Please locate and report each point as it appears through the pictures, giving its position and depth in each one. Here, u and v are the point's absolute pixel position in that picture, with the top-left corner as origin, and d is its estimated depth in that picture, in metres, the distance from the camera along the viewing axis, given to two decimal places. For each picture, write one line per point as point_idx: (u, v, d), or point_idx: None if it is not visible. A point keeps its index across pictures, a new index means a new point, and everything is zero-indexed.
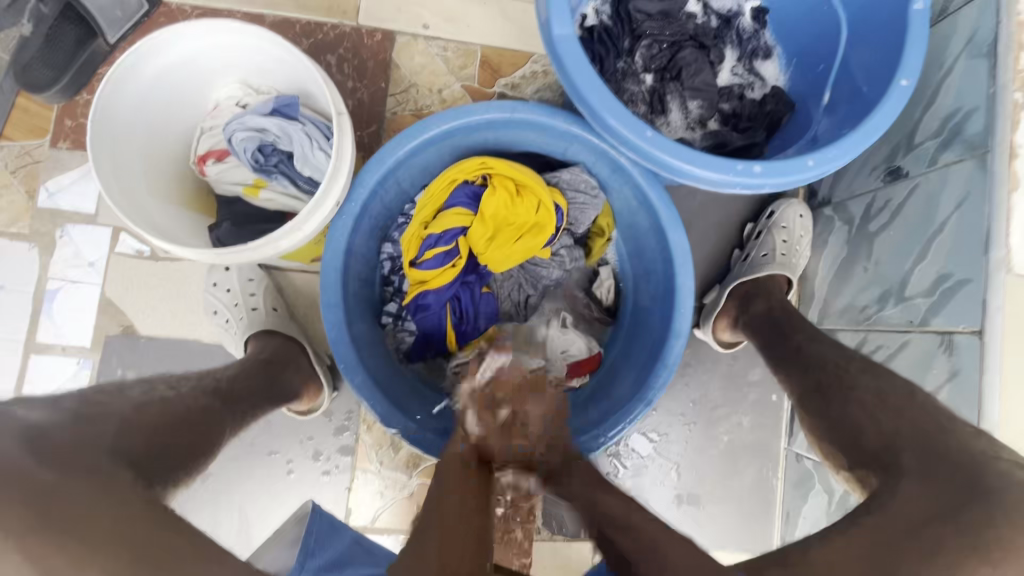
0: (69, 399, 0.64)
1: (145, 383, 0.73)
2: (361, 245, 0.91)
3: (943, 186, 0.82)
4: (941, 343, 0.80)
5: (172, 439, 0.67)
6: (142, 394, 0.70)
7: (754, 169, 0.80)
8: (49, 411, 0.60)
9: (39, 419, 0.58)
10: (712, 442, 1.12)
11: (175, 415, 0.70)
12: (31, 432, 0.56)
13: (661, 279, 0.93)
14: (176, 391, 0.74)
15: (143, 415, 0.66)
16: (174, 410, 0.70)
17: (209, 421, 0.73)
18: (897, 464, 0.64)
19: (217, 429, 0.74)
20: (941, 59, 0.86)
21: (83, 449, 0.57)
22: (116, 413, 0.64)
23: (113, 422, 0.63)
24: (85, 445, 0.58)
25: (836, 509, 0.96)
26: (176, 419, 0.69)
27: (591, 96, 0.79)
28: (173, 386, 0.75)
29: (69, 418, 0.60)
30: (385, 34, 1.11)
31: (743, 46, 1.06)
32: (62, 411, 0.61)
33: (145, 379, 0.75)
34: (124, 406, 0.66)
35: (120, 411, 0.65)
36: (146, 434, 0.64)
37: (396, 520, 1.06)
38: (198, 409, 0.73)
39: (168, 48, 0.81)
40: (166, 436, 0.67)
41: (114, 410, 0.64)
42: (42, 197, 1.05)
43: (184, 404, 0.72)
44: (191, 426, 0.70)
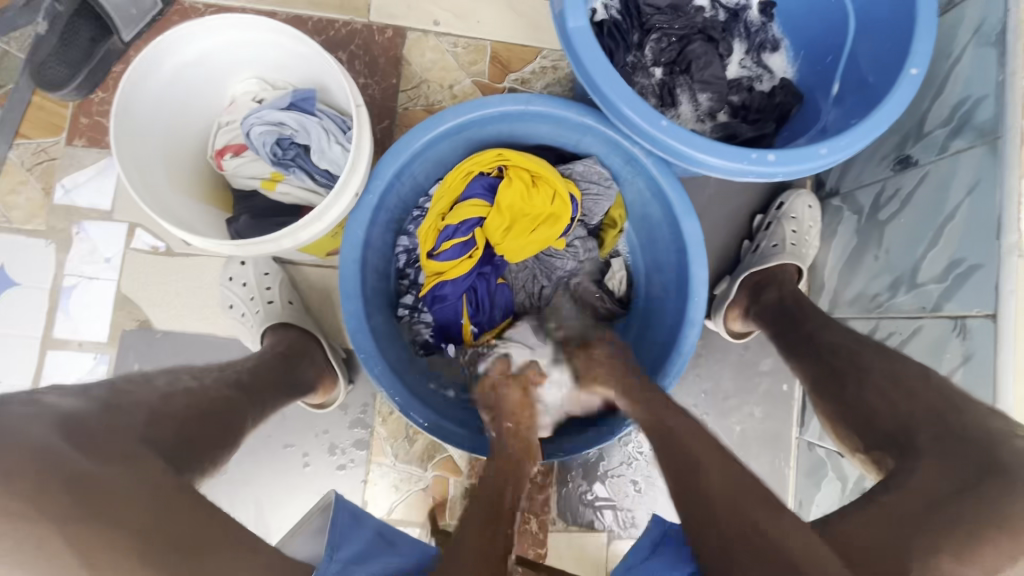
0: (100, 388, 0.65)
1: (170, 372, 0.75)
2: (377, 237, 0.92)
3: (953, 173, 0.83)
4: (954, 328, 0.81)
5: (198, 428, 0.68)
6: (167, 384, 0.71)
7: (768, 158, 0.81)
8: (81, 399, 0.61)
9: (73, 407, 0.59)
10: (724, 432, 1.13)
11: (199, 404, 0.71)
12: (65, 419, 0.57)
13: (674, 269, 0.94)
14: (200, 381, 0.76)
15: (172, 404, 0.67)
16: (201, 399, 0.72)
17: (232, 410, 0.75)
18: (912, 444, 0.65)
19: (240, 418, 0.75)
20: (949, 49, 0.87)
21: (115, 437, 0.58)
22: (144, 402, 0.65)
23: (140, 412, 0.63)
24: (119, 433, 0.59)
25: (850, 495, 0.97)
26: (202, 408, 0.71)
27: (605, 87, 0.80)
28: (196, 377, 0.76)
29: (100, 406, 0.61)
30: (396, 31, 1.12)
31: (751, 39, 1.07)
32: (93, 400, 0.62)
33: (169, 369, 0.76)
34: (152, 396, 0.67)
35: (147, 400, 0.66)
36: (173, 424, 0.66)
37: (411, 512, 1.06)
38: (221, 398, 0.75)
39: (187, 44, 0.82)
40: (192, 425, 0.68)
41: (142, 398, 0.66)
42: (58, 194, 1.06)
43: (208, 395, 0.74)
44: (216, 415, 0.72)
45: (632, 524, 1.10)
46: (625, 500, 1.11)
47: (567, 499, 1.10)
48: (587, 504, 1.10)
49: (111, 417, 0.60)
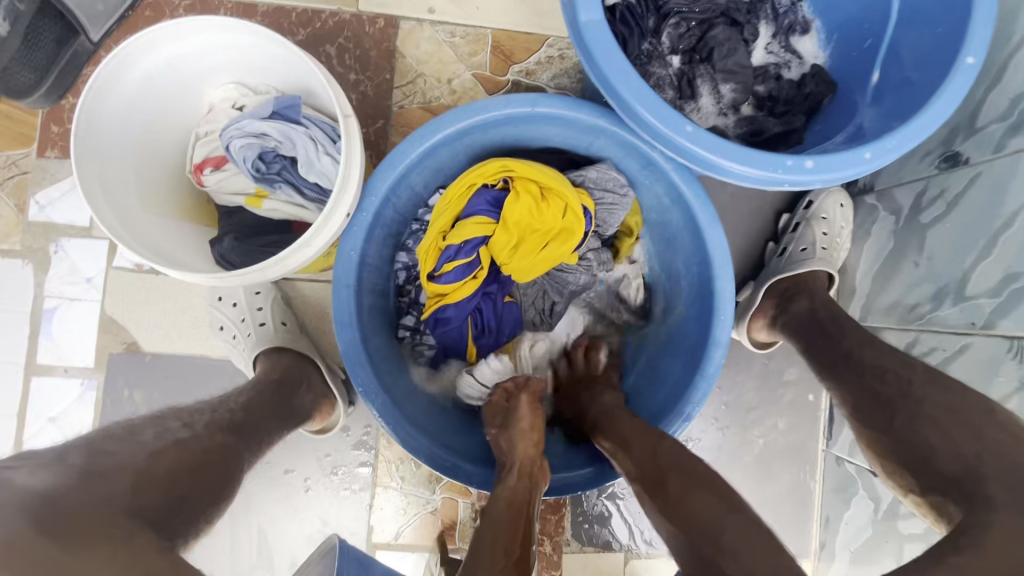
0: (76, 452, 0.56)
1: (155, 422, 0.66)
2: (374, 254, 0.85)
3: (1012, 175, 0.75)
4: (1009, 348, 0.74)
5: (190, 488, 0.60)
6: (154, 437, 0.62)
7: (806, 164, 0.72)
8: (55, 472, 0.52)
9: (45, 483, 0.51)
10: (747, 446, 1.07)
11: (190, 460, 0.62)
12: (37, 501, 0.48)
13: (696, 284, 0.86)
14: (190, 429, 0.67)
15: (160, 465, 0.59)
16: (194, 453, 0.63)
17: (228, 459, 0.67)
18: (982, 491, 0.57)
19: (235, 468, 0.67)
20: (1009, 33, 0.78)
21: (99, 513, 0.50)
22: (129, 466, 0.56)
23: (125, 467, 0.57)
24: (103, 506, 0.51)
25: (884, 519, 0.91)
26: (193, 465, 0.62)
27: (621, 86, 0.72)
28: (187, 424, 0.67)
29: (76, 476, 0.53)
30: (388, 20, 1.03)
31: (779, 21, 0.98)
32: (73, 460, 0.55)
33: (154, 415, 0.68)
34: (138, 456, 0.58)
35: (132, 462, 0.57)
36: (164, 485, 0.58)
37: (419, 536, 1.02)
38: (216, 448, 0.66)
39: (151, 50, 0.73)
40: (184, 485, 0.59)
41: (128, 461, 0.57)
42: (33, 210, 0.99)
43: (201, 446, 0.65)
44: (212, 467, 0.64)
45: (649, 542, 1.06)
46: (641, 518, 1.06)
47: (582, 519, 1.05)
48: (602, 524, 1.05)
49: (93, 489, 0.52)
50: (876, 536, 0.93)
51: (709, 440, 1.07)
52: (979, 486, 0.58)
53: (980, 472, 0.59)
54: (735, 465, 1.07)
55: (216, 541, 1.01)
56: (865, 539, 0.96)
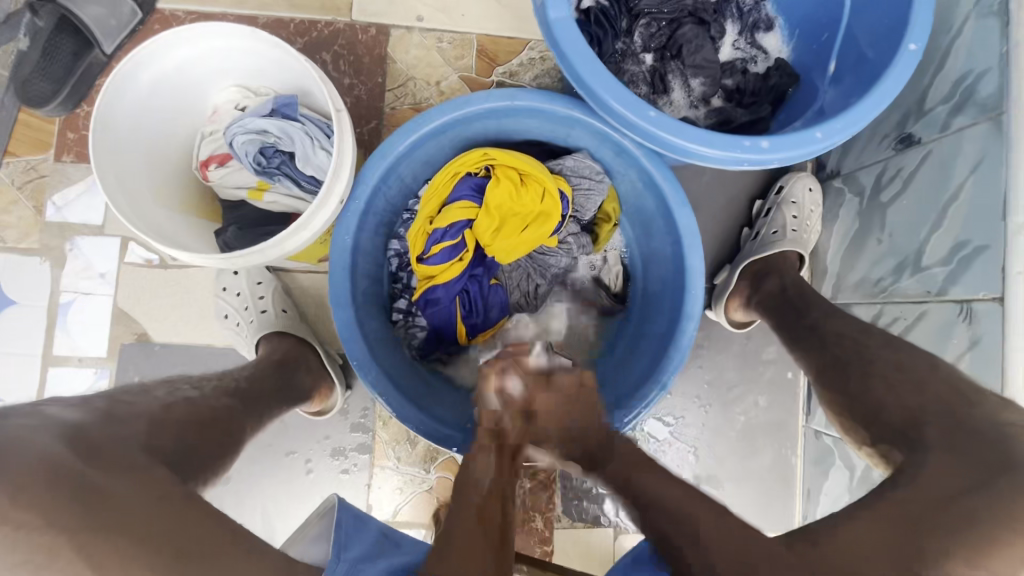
0: (98, 399, 0.63)
1: (168, 384, 0.73)
2: (367, 242, 0.91)
3: (956, 151, 0.80)
4: (960, 312, 0.79)
5: (198, 438, 0.66)
6: (167, 394, 0.70)
7: (762, 145, 0.78)
8: (82, 410, 0.59)
9: (75, 417, 0.57)
10: (729, 422, 1.11)
11: (199, 414, 0.69)
12: (70, 429, 0.55)
13: (670, 262, 0.92)
14: (198, 391, 0.74)
15: (172, 413, 0.66)
16: (202, 410, 0.70)
17: (232, 418, 0.73)
18: (921, 439, 0.63)
19: (238, 427, 0.73)
20: (950, 22, 0.84)
21: (120, 442, 0.57)
22: (145, 412, 0.63)
23: (143, 420, 0.62)
24: (124, 439, 0.58)
25: (858, 484, 0.96)
26: (202, 417, 0.69)
27: (590, 77, 0.78)
28: (195, 386, 0.75)
29: (100, 415, 0.59)
30: (379, 29, 1.10)
31: (744, 19, 1.04)
32: (89, 414, 0.60)
33: (168, 380, 0.75)
34: (153, 405, 0.66)
35: (149, 411, 0.64)
36: (177, 428, 0.65)
37: (416, 513, 1.06)
38: (222, 407, 0.73)
39: (161, 56, 0.80)
40: (194, 434, 0.66)
41: (144, 408, 0.64)
42: (50, 211, 1.05)
43: (209, 404, 0.72)
44: (217, 423, 0.70)
45: None
46: None
47: (572, 495, 1.09)
48: (590, 500, 1.09)
49: (114, 427, 0.59)
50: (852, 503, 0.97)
51: (693, 418, 1.12)
52: (920, 431, 0.64)
53: (922, 420, 0.64)
54: (718, 441, 1.11)
55: None
56: (842, 506, 1.00)
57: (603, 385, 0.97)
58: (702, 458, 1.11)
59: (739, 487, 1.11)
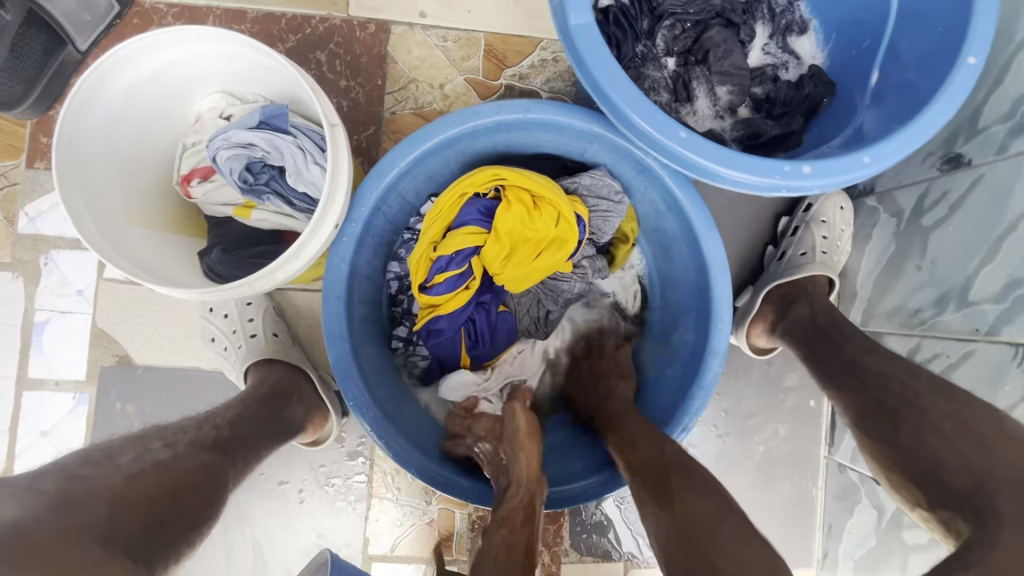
0: (48, 479, 0.54)
1: (136, 445, 0.64)
2: (365, 265, 0.83)
3: (1015, 177, 0.73)
4: (1015, 355, 0.72)
5: (170, 509, 0.58)
6: (133, 460, 0.60)
7: (804, 170, 0.70)
8: (24, 500, 0.50)
9: (16, 514, 0.49)
10: (748, 453, 1.05)
11: (173, 480, 0.61)
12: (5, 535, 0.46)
13: (694, 291, 0.85)
14: (172, 449, 0.65)
15: (138, 481, 0.58)
16: (174, 475, 0.61)
17: (210, 479, 0.65)
18: (993, 508, 0.56)
19: (217, 487, 0.65)
20: (1012, 31, 0.76)
21: (69, 541, 0.48)
22: (104, 489, 0.55)
23: (102, 501, 0.54)
24: (72, 536, 0.49)
25: (888, 528, 0.90)
26: (174, 484, 0.60)
27: (614, 92, 0.70)
28: (168, 444, 0.65)
29: (49, 505, 0.51)
30: (379, 25, 1.01)
31: (776, 21, 0.96)
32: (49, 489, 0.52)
33: (136, 437, 0.66)
34: (115, 479, 0.57)
35: (109, 485, 0.56)
36: (142, 510, 0.56)
37: (415, 547, 1.01)
38: (198, 468, 0.64)
39: (134, 63, 0.72)
40: (164, 506, 0.58)
41: (105, 484, 0.55)
42: (22, 222, 0.98)
43: (184, 466, 0.63)
44: (192, 489, 0.62)
45: (649, 551, 1.04)
46: (641, 527, 1.04)
47: (580, 528, 1.03)
48: (599, 533, 1.04)
49: (66, 518, 0.50)
50: (880, 547, 0.92)
51: (709, 448, 1.06)
52: (990, 501, 0.57)
53: (990, 487, 0.57)
54: (736, 471, 1.05)
55: (210, 555, 0.99)
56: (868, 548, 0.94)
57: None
58: None
59: (757, 520, 1.05)
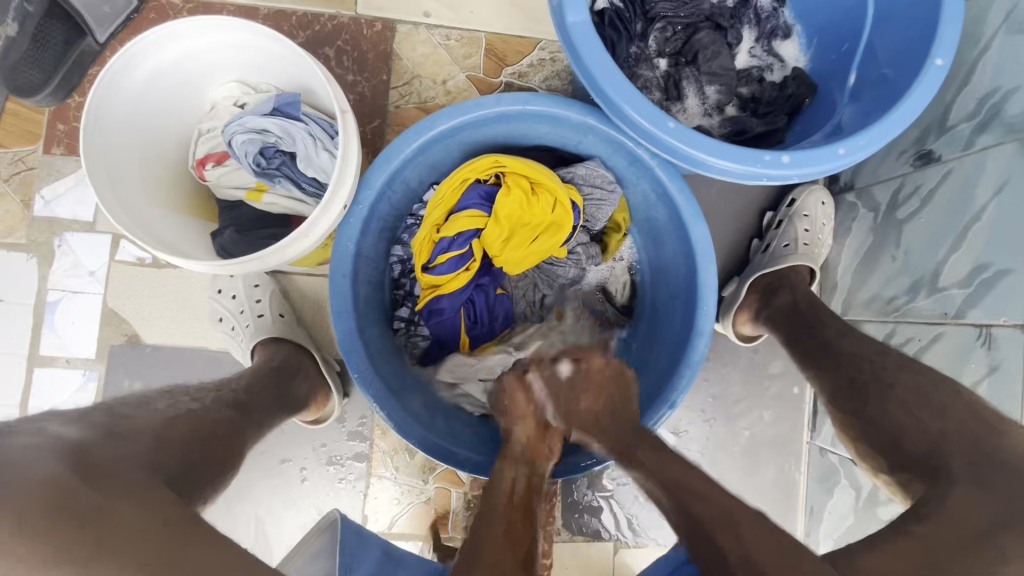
0: (99, 414, 0.60)
1: (168, 395, 0.69)
2: (370, 247, 0.88)
3: (978, 171, 0.79)
4: (979, 336, 0.77)
5: (202, 451, 0.64)
6: (167, 406, 0.66)
7: (783, 160, 0.76)
8: (83, 427, 0.56)
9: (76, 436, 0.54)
10: (734, 437, 1.10)
11: (202, 428, 0.66)
12: (73, 449, 0.52)
13: (681, 277, 0.90)
14: (199, 402, 0.71)
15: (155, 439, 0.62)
16: (205, 423, 0.67)
17: (232, 433, 0.70)
18: (946, 470, 0.61)
19: (238, 440, 0.70)
20: (977, 36, 0.82)
21: (124, 462, 0.54)
22: (147, 427, 0.60)
23: (146, 438, 0.59)
24: (128, 458, 0.55)
25: (864, 505, 0.94)
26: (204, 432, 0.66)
27: (606, 84, 0.75)
28: (195, 398, 0.72)
29: (103, 432, 0.56)
30: (385, 24, 1.06)
31: (761, 26, 1.01)
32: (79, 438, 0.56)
33: (166, 390, 0.71)
34: (154, 420, 0.62)
35: (151, 424, 0.61)
36: (178, 449, 0.61)
37: (413, 524, 1.04)
38: (224, 420, 0.70)
39: (157, 50, 0.76)
40: (196, 448, 0.63)
41: (145, 423, 0.61)
42: (38, 205, 1.01)
43: (211, 417, 0.69)
44: (218, 439, 0.67)
45: (638, 531, 1.08)
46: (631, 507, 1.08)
47: (572, 508, 1.07)
48: (590, 513, 1.07)
49: (119, 442, 0.56)
50: (857, 524, 0.96)
51: (697, 432, 1.10)
52: (945, 461, 0.62)
53: (944, 448, 0.63)
54: (722, 455, 1.10)
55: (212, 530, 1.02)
56: (847, 526, 0.98)
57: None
58: (705, 472, 1.10)
59: (742, 502, 1.10)
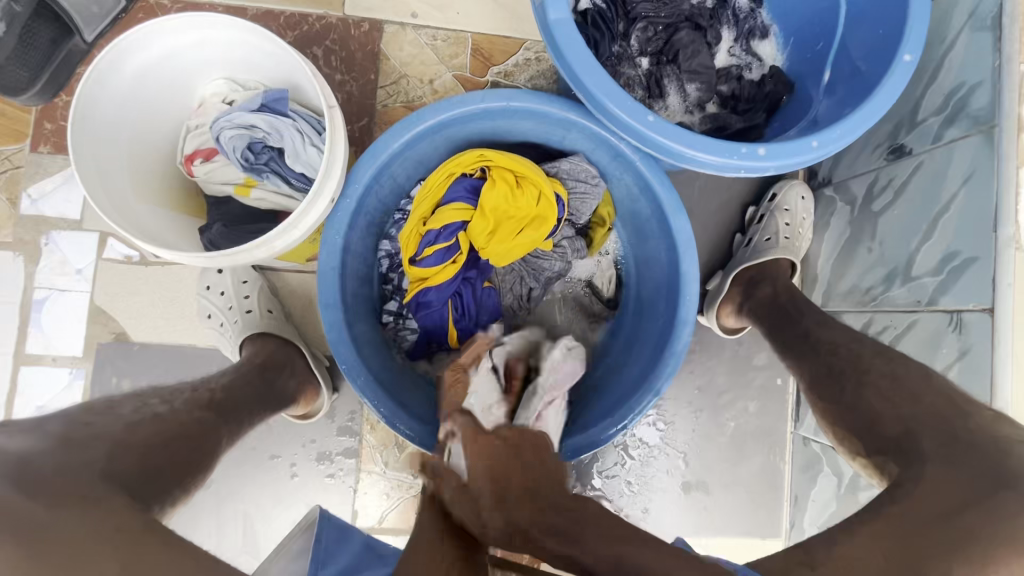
0: (56, 421, 0.60)
1: (136, 399, 0.69)
2: (358, 242, 0.89)
3: (947, 162, 0.81)
4: (950, 322, 0.79)
5: (169, 455, 0.63)
6: (134, 411, 0.66)
7: (759, 152, 0.78)
8: (33, 436, 0.56)
9: (27, 448, 0.54)
10: (719, 428, 1.11)
11: (171, 431, 0.66)
12: (16, 465, 0.51)
13: (664, 269, 0.92)
14: (168, 405, 0.70)
15: (137, 434, 0.62)
16: (172, 426, 0.66)
17: (204, 434, 0.69)
18: (916, 450, 0.64)
19: (211, 442, 0.70)
20: (943, 34, 0.85)
21: (74, 474, 0.53)
22: (106, 435, 0.60)
23: (103, 446, 0.58)
24: (79, 469, 0.54)
25: (846, 492, 0.96)
26: (172, 435, 0.65)
27: (587, 79, 0.77)
28: (166, 400, 0.71)
29: (56, 442, 0.56)
30: (373, 24, 1.08)
31: (740, 26, 1.04)
32: (49, 437, 0.56)
33: (136, 394, 0.71)
34: (115, 427, 0.62)
35: (110, 432, 0.61)
36: (140, 454, 0.61)
37: (402, 519, 1.05)
38: (193, 422, 0.69)
39: (145, 45, 0.77)
40: (161, 453, 0.63)
41: (104, 431, 0.60)
42: (25, 204, 1.01)
43: (179, 419, 0.68)
44: (189, 440, 0.67)
45: (627, 523, 1.09)
46: (619, 499, 1.10)
47: None
48: None
49: (74, 453, 0.56)
50: (840, 510, 0.98)
51: (683, 424, 1.11)
52: (916, 443, 0.64)
53: (916, 431, 0.65)
54: (708, 446, 1.11)
55: (201, 528, 1.02)
56: (830, 513, 1.00)
57: (613, 374, 0.97)
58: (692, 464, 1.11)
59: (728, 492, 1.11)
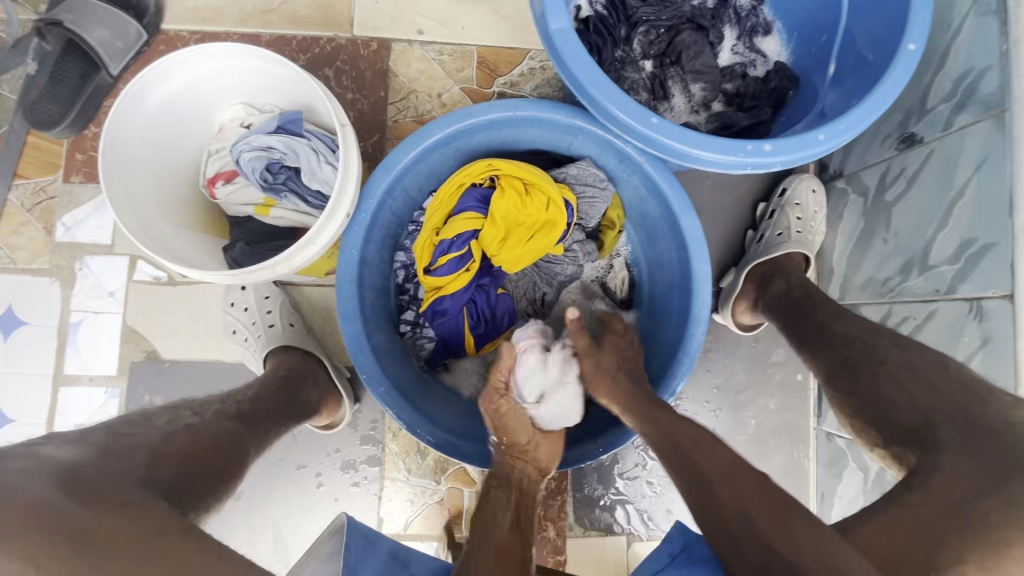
0: (97, 432, 0.62)
1: (169, 410, 0.72)
2: (374, 254, 0.91)
3: (959, 149, 0.80)
4: (970, 310, 0.78)
5: (200, 463, 0.66)
6: (167, 422, 0.68)
7: (765, 148, 0.78)
8: (78, 446, 0.58)
9: (71, 457, 0.56)
10: (741, 426, 1.11)
11: (201, 441, 0.68)
12: (64, 471, 0.54)
13: (676, 266, 0.92)
14: (200, 416, 0.73)
15: (173, 443, 0.65)
16: (204, 436, 0.69)
17: (234, 445, 0.72)
18: (935, 439, 0.63)
19: (241, 453, 0.72)
20: (948, 21, 0.84)
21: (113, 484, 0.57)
22: (144, 443, 0.63)
23: (141, 455, 0.61)
24: (121, 475, 0.57)
25: (872, 487, 0.95)
26: (204, 444, 0.68)
27: (590, 86, 0.78)
28: (196, 412, 0.74)
29: (97, 452, 0.59)
30: (381, 43, 1.11)
31: (742, 24, 1.04)
32: (92, 447, 0.59)
33: (170, 406, 0.74)
34: (152, 436, 0.65)
35: (148, 440, 0.64)
36: (174, 462, 0.63)
37: (427, 525, 1.06)
38: (224, 433, 0.72)
39: (167, 77, 0.81)
40: (195, 462, 0.65)
41: (143, 440, 0.63)
42: (59, 232, 1.06)
43: (210, 429, 0.71)
44: (219, 450, 0.69)
45: (650, 524, 1.09)
46: (642, 501, 1.09)
47: (584, 503, 1.09)
48: (602, 508, 1.09)
49: (113, 463, 0.58)
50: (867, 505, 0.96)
51: (703, 423, 1.11)
52: (933, 432, 0.64)
53: (936, 419, 0.64)
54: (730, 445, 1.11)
55: (234, 538, 1.05)
56: (857, 509, 0.99)
57: None
58: None
59: None
